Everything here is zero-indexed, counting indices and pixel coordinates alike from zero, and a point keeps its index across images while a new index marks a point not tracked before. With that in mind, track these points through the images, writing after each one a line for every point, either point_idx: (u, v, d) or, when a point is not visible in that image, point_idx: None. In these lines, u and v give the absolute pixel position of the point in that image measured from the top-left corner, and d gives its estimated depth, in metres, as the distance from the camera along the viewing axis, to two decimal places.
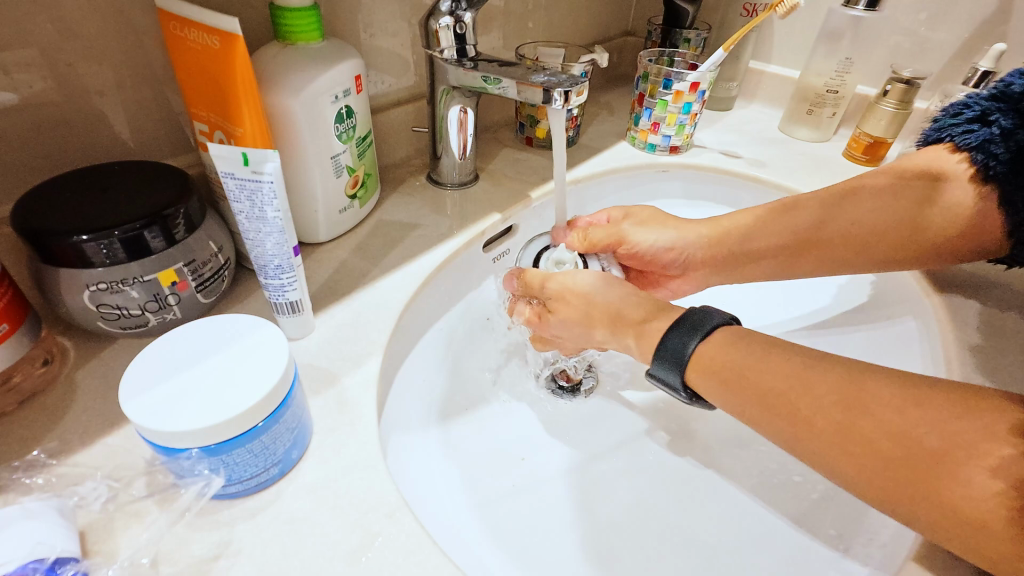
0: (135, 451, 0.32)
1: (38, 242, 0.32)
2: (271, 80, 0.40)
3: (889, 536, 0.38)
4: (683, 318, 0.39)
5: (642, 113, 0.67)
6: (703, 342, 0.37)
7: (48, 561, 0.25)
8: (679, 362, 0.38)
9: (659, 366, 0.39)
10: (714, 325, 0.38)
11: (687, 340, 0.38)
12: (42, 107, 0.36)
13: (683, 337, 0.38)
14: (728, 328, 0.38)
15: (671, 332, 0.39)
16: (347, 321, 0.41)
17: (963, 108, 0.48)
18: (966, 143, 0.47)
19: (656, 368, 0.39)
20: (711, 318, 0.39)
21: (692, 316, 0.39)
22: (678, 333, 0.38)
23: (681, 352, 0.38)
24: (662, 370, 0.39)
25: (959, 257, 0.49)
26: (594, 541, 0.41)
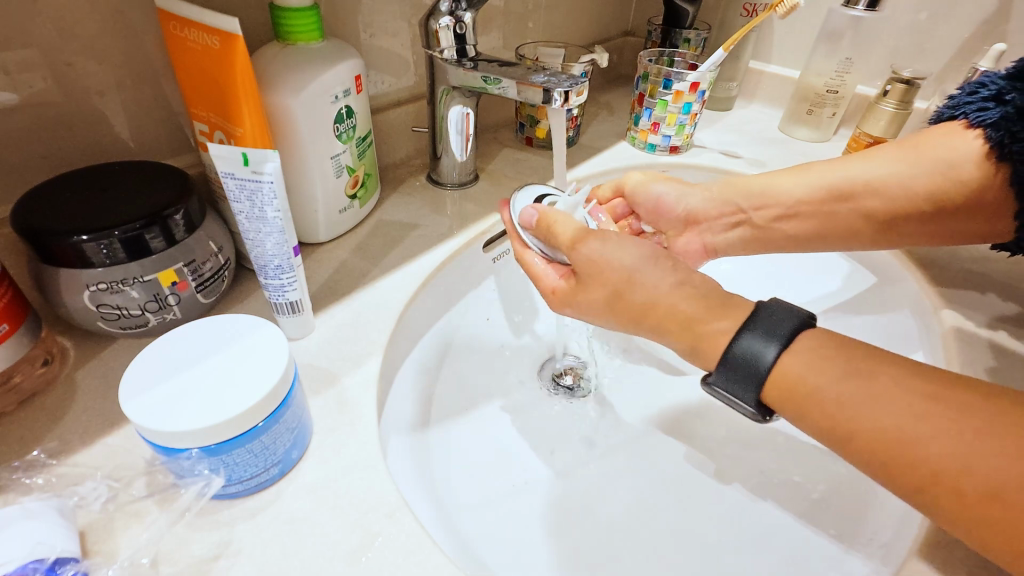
0: (135, 451, 0.32)
1: (37, 241, 0.32)
2: (271, 80, 0.40)
3: (890, 536, 0.39)
4: (756, 319, 0.33)
5: (642, 113, 0.67)
6: (784, 350, 0.31)
7: (48, 561, 0.25)
8: (757, 380, 0.31)
9: (724, 380, 0.32)
10: (795, 327, 0.32)
11: (768, 348, 0.31)
12: (42, 107, 0.36)
13: (760, 343, 0.32)
14: (808, 332, 0.32)
15: (745, 332, 0.32)
16: (347, 322, 0.41)
17: (979, 86, 0.42)
18: (979, 121, 0.41)
19: (721, 381, 0.33)
20: (791, 319, 0.32)
21: (765, 318, 0.32)
22: (753, 337, 0.32)
23: (757, 363, 0.31)
24: (732, 382, 0.32)
25: (967, 238, 0.45)
26: (593, 542, 0.41)
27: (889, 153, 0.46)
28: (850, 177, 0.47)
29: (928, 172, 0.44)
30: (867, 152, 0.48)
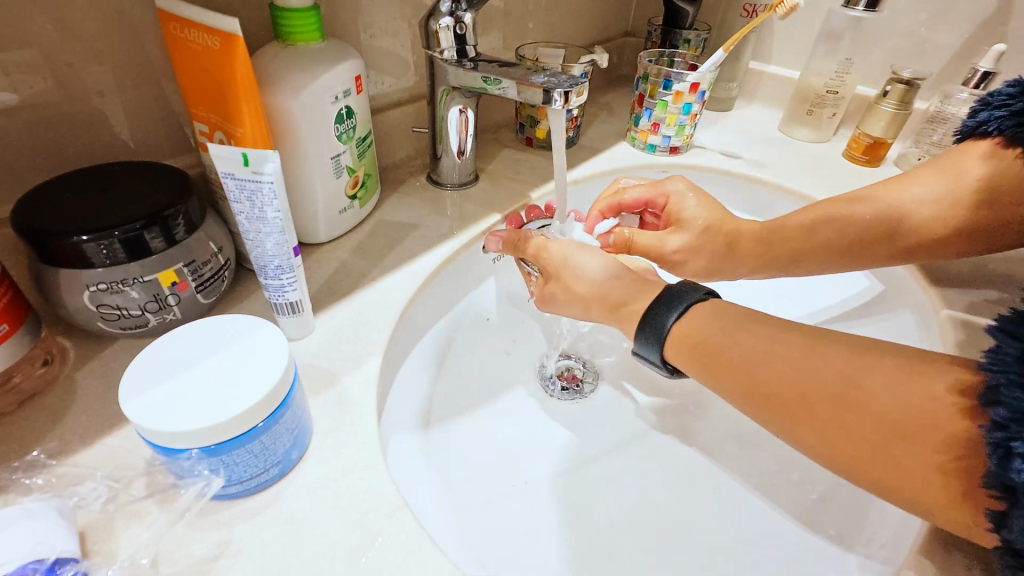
0: (135, 451, 0.32)
1: (38, 241, 0.32)
2: (271, 80, 0.40)
3: (889, 536, 0.38)
4: (665, 291, 0.37)
5: (642, 113, 0.67)
6: (681, 316, 0.36)
7: (48, 562, 0.25)
8: (659, 338, 0.36)
9: (642, 343, 0.37)
10: (695, 299, 0.36)
11: (667, 315, 0.36)
12: (41, 107, 0.36)
13: (663, 310, 0.36)
14: (706, 304, 0.36)
15: (653, 305, 0.37)
16: (348, 321, 0.41)
17: (1006, 98, 0.44)
18: (1015, 137, 0.45)
19: (638, 344, 0.38)
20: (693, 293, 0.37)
21: (672, 291, 0.37)
22: (659, 307, 0.37)
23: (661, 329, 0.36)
24: (643, 346, 0.37)
25: (976, 243, 0.49)
26: (593, 542, 0.41)
27: (926, 176, 0.49)
28: (890, 205, 0.49)
29: (961, 192, 0.47)
30: (901, 180, 0.50)
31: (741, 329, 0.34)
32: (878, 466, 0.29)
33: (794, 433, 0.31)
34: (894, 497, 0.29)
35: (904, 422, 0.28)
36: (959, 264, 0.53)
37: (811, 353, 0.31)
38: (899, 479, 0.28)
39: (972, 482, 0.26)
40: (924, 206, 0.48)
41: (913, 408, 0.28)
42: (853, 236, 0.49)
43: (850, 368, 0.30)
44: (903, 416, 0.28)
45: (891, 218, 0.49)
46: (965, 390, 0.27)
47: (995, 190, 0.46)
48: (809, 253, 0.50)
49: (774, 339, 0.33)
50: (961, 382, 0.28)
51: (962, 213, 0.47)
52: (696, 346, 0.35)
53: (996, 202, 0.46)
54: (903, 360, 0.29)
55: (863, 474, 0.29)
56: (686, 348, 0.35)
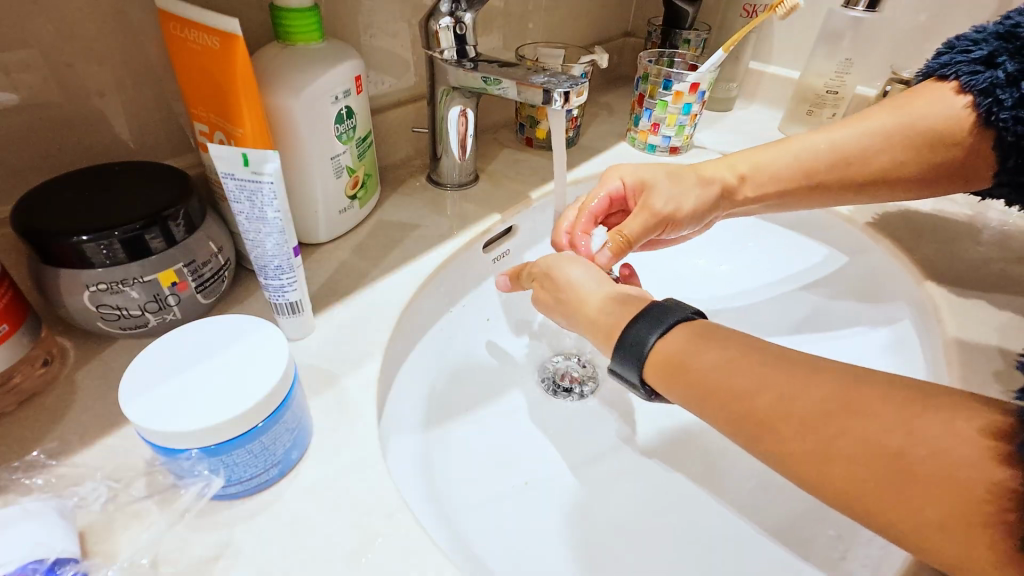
0: (136, 451, 0.32)
1: (38, 240, 0.32)
2: (272, 80, 0.40)
3: (889, 537, 0.38)
4: (646, 310, 0.36)
5: (642, 113, 0.67)
6: (664, 337, 0.35)
7: (48, 562, 0.25)
8: (637, 359, 0.35)
9: (621, 361, 0.36)
10: (676, 319, 0.35)
11: (649, 333, 0.35)
12: (41, 107, 0.36)
13: (644, 330, 0.35)
14: (690, 324, 0.35)
15: (634, 324, 0.36)
16: (348, 322, 0.41)
17: (970, 44, 0.46)
18: (971, 85, 0.45)
19: (616, 363, 0.37)
20: (676, 313, 0.36)
21: (655, 309, 0.36)
22: (640, 326, 0.36)
23: (639, 347, 0.35)
24: (622, 365, 0.36)
25: (923, 184, 0.49)
26: (594, 541, 0.41)
27: (874, 115, 0.50)
28: (823, 142, 0.51)
29: (906, 134, 0.48)
30: (854, 118, 0.51)
31: (737, 360, 0.32)
32: (901, 513, 0.26)
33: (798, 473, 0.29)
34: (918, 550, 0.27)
35: (925, 469, 0.26)
36: (958, 266, 0.53)
37: (811, 389, 0.29)
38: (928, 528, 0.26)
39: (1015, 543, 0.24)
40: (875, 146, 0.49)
41: (936, 453, 0.26)
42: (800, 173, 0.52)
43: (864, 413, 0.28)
44: (924, 461, 0.26)
45: (843, 159, 0.50)
46: (1000, 435, 0.25)
47: (939, 130, 0.47)
48: (763, 189, 0.52)
49: (779, 372, 0.31)
50: (995, 426, 0.25)
51: (900, 151, 0.48)
52: (687, 371, 0.33)
53: (947, 142, 0.47)
54: (919, 397, 0.27)
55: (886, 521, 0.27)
56: (675, 375, 0.34)
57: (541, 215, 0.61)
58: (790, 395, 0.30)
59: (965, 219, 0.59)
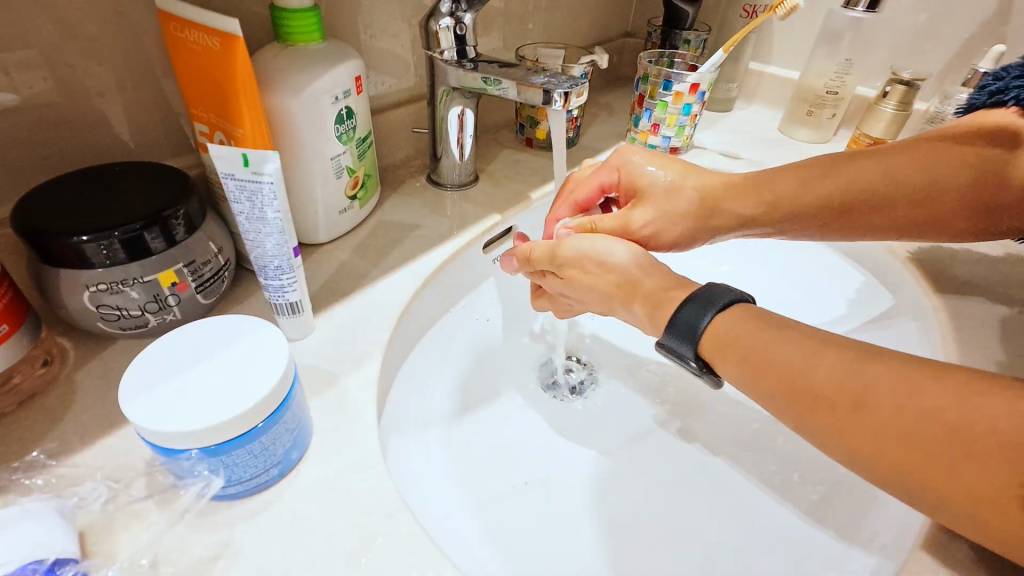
0: (136, 451, 0.32)
1: (38, 240, 0.32)
2: (271, 80, 0.40)
3: (888, 537, 0.38)
4: (695, 293, 0.36)
5: (642, 114, 0.67)
6: (718, 317, 0.34)
7: (48, 562, 0.25)
8: (692, 339, 0.35)
9: (674, 346, 0.36)
10: (728, 300, 0.35)
11: (701, 314, 0.35)
12: (41, 108, 0.36)
13: (697, 311, 0.35)
14: (743, 305, 0.35)
15: (685, 306, 0.36)
16: (348, 322, 0.41)
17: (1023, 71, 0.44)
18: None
19: (667, 344, 0.36)
20: (726, 294, 0.35)
21: (705, 291, 0.36)
22: (692, 307, 0.35)
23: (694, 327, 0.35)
24: (675, 347, 0.35)
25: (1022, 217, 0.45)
26: (596, 544, 0.41)
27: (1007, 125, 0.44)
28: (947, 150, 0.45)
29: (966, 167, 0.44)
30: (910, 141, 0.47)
31: (783, 334, 0.32)
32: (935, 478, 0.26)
33: (832, 445, 0.29)
34: (948, 515, 0.27)
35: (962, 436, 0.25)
36: (957, 266, 0.53)
37: (853, 360, 0.29)
38: (961, 501, 0.25)
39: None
40: (950, 170, 0.44)
41: (964, 424, 0.25)
42: (863, 193, 0.46)
43: (893, 378, 0.28)
44: (960, 432, 0.25)
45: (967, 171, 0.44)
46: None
47: None
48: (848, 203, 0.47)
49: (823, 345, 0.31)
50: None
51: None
52: (733, 347, 0.33)
53: None
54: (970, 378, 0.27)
55: (921, 494, 0.27)
56: (720, 354, 0.34)
57: (542, 216, 0.61)
58: (824, 363, 0.30)
59: None
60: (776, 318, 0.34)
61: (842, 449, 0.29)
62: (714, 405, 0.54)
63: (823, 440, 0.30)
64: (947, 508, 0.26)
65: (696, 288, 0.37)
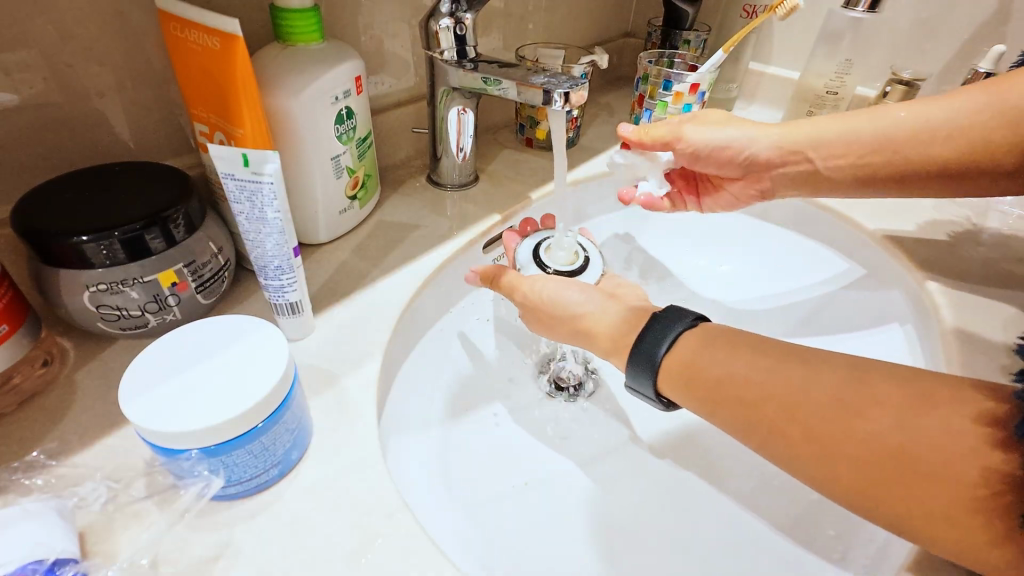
0: (135, 451, 0.32)
1: (38, 240, 0.32)
2: (272, 81, 0.40)
3: (887, 537, 0.38)
4: (653, 321, 0.36)
5: (642, 114, 0.67)
6: (674, 348, 0.35)
7: (48, 562, 0.25)
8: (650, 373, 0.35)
9: (634, 378, 0.36)
10: (685, 328, 0.35)
11: (657, 347, 0.35)
12: (41, 107, 0.36)
13: (654, 342, 0.35)
14: (698, 331, 0.35)
15: (643, 337, 0.36)
16: (348, 322, 0.41)
17: None
18: None
19: (628, 378, 0.37)
20: (682, 322, 0.35)
21: (661, 320, 0.36)
22: (650, 338, 0.35)
23: (650, 356, 0.35)
24: (635, 380, 0.36)
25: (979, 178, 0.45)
26: (595, 545, 0.41)
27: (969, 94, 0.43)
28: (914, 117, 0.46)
29: (994, 134, 0.42)
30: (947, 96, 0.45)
31: (740, 358, 0.32)
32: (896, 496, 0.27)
33: (806, 469, 0.29)
34: (915, 528, 0.27)
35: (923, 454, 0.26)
36: (957, 266, 0.53)
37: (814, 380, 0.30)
38: (920, 517, 0.26)
39: (1010, 519, 0.24)
40: (978, 128, 0.43)
41: (935, 436, 0.26)
42: (907, 157, 0.46)
43: (850, 395, 0.29)
44: (919, 449, 0.26)
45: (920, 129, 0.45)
46: (993, 417, 0.25)
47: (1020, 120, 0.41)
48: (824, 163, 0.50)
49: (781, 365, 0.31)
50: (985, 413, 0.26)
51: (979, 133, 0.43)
52: (692, 379, 0.33)
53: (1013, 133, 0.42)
54: (924, 389, 0.27)
55: (878, 511, 0.27)
56: (690, 382, 0.33)
57: (541, 216, 0.61)
58: (782, 385, 0.30)
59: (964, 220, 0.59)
60: (732, 342, 0.34)
61: (815, 469, 0.29)
62: None
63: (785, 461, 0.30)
64: (903, 523, 0.27)
65: (654, 313, 0.37)
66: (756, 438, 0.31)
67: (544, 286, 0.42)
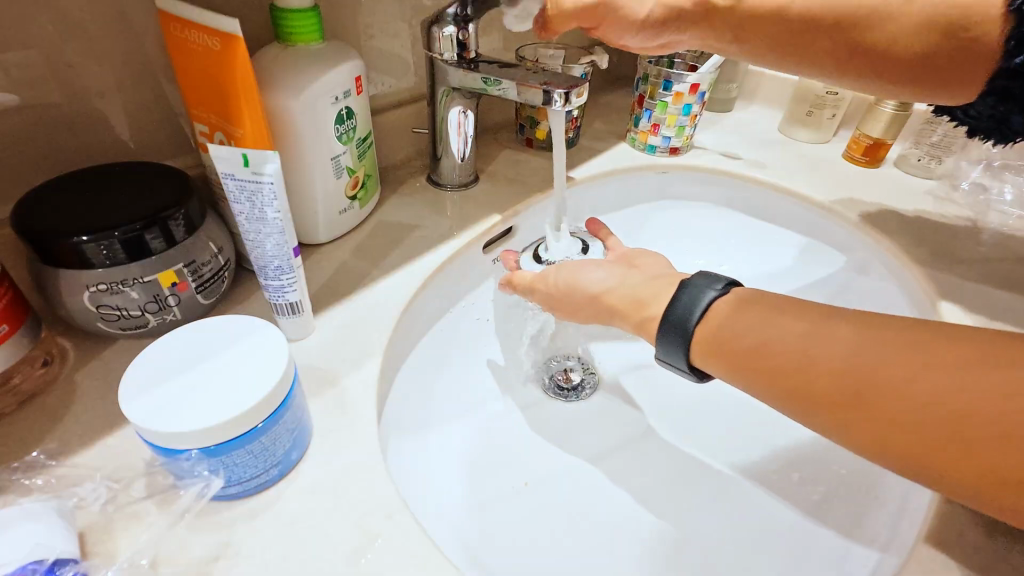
0: (135, 452, 0.32)
1: (38, 239, 0.32)
2: (272, 81, 0.40)
3: (887, 537, 0.38)
4: (684, 285, 0.35)
5: (642, 114, 0.67)
6: (706, 316, 0.34)
7: (48, 563, 0.25)
8: (683, 341, 0.34)
9: (666, 350, 0.36)
10: (716, 293, 0.34)
11: (690, 314, 0.34)
12: (42, 108, 0.36)
13: (687, 307, 0.34)
14: (730, 296, 0.34)
15: (676, 302, 0.35)
16: (348, 322, 0.41)
17: None
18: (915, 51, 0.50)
19: (662, 352, 0.36)
20: (713, 287, 0.35)
21: (691, 287, 0.35)
22: (683, 303, 0.35)
23: (682, 324, 0.34)
24: (668, 353, 0.36)
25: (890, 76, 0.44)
26: (595, 545, 0.41)
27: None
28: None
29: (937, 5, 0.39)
30: None
31: (774, 322, 0.32)
32: (948, 460, 0.26)
33: (847, 433, 0.29)
34: (973, 498, 0.26)
35: (977, 416, 0.25)
36: (958, 267, 0.53)
37: (857, 341, 0.29)
38: (973, 481, 0.25)
39: None
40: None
41: (991, 397, 0.25)
42: (858, 4, 0.42)
43: (896, 353, 0.28)
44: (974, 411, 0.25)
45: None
46: None
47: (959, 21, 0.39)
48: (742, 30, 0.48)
49: (823, 325, 0.31)
50: None
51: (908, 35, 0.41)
52: (727, 347, 0.33)
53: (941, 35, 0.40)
54: (980, 348, 0.27)
55: (928, 475, 0.27)
56: (724, 351, 0.33)
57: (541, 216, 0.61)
58: (824, 346, 0.30)
59: (965, 222, 0.59)
60: (766, 303, 0.33)
61: (861, 441, 0.28)
62: (714, 405, 0.54)
63: (826, 428, 0.30)
64: (959, 488, 0.26)
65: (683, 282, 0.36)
66: (796, 409, 0.31)
67: (560, 274, 0.44)
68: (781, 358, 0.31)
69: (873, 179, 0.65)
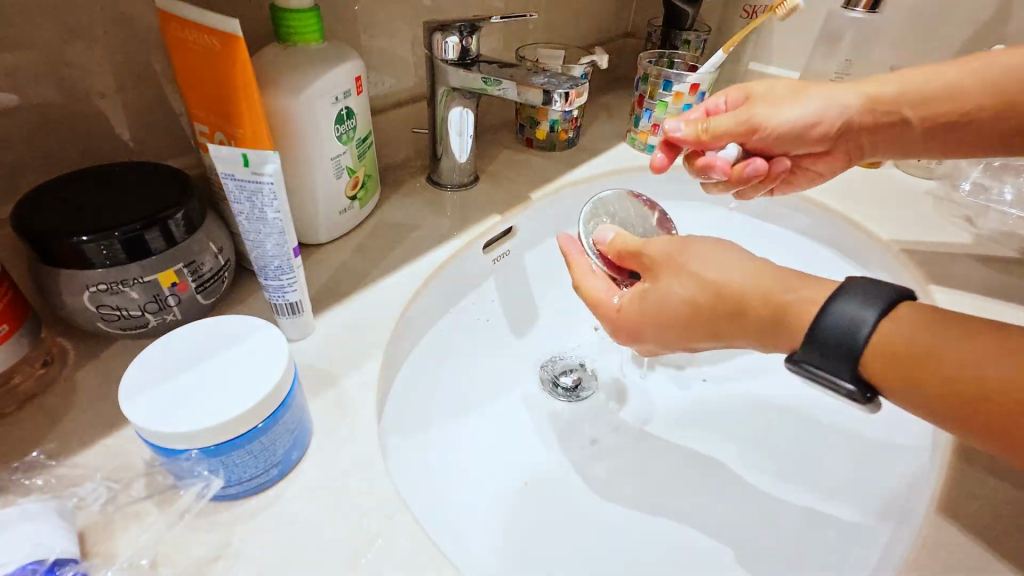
0: (135, 452, 0.32)
1: (39, 240, 0.32)
2: (272, 81, 0.40)
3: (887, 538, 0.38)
4: (849, 286, 0.31)
5: (642, 114, 0.67)
6: (883, 319, 0.29)
7: (48, 563, 0.25)
8: (849, 355, 0.29)
9: (823, 358, 0.30)
10: (898, 298, 0.30)
11: (864, 312, 0.29)
12: (42, 108, 0.36)
13: (856, 308, 0.30)
14: (913, 303, 0.30)
15: (834, 303, 0.30)
16: (348, 322, 0.41)
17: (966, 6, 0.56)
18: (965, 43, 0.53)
19: (818, 362, 0.30)
20: (892, 290, 0.30)
21: (863, 286, 0.31)
22: (847, 303, 0.30)
23: (850, 334, 0.29)
24: (827, 364, 0.30)
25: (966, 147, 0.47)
26: (596, 546, 0.41)
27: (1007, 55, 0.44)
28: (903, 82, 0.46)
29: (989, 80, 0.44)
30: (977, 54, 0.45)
31: (950, 333, 0.28)
32: None
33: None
34: None
35: None
36: (959, 267, 0.53)
37: None
38: None
39: None
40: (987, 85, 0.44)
41: None
42: (950, 91, 0.45)
43: None
44: None
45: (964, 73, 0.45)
46: None
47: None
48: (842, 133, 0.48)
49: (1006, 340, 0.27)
50: None
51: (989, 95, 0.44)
52: (901, 363, 0.29)
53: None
54: None
55: None
56: (896, 366, 0.29)
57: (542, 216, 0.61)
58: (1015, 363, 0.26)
59: (964, 222, 0.59)
60: (941, 314, 0.29)
61: None
62: (715, 405, 0.54)
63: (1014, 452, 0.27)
64: None
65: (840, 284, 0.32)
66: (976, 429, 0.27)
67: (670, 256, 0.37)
68: (964, 375, 0.27)
69: (873, 179, 0.65)
